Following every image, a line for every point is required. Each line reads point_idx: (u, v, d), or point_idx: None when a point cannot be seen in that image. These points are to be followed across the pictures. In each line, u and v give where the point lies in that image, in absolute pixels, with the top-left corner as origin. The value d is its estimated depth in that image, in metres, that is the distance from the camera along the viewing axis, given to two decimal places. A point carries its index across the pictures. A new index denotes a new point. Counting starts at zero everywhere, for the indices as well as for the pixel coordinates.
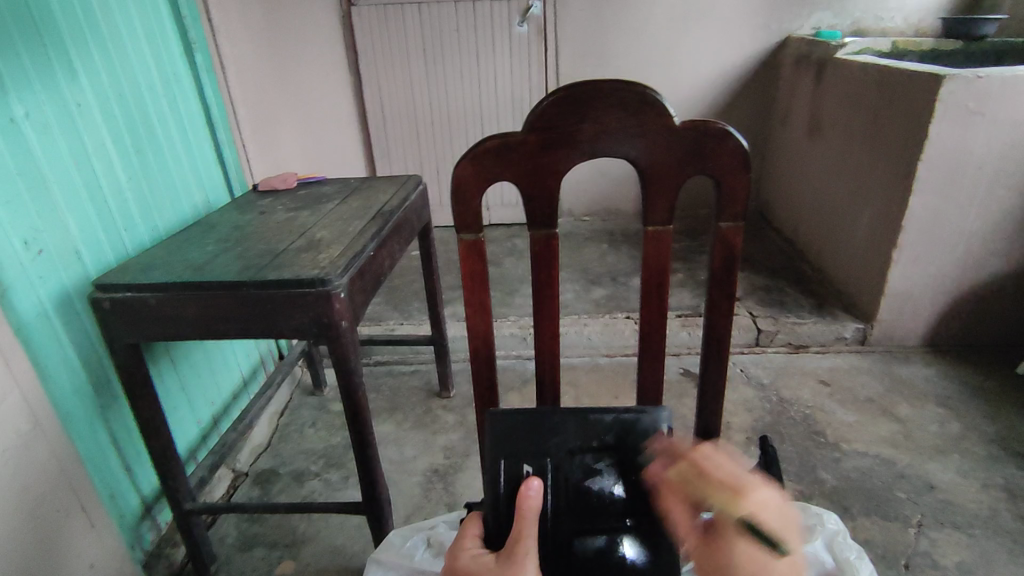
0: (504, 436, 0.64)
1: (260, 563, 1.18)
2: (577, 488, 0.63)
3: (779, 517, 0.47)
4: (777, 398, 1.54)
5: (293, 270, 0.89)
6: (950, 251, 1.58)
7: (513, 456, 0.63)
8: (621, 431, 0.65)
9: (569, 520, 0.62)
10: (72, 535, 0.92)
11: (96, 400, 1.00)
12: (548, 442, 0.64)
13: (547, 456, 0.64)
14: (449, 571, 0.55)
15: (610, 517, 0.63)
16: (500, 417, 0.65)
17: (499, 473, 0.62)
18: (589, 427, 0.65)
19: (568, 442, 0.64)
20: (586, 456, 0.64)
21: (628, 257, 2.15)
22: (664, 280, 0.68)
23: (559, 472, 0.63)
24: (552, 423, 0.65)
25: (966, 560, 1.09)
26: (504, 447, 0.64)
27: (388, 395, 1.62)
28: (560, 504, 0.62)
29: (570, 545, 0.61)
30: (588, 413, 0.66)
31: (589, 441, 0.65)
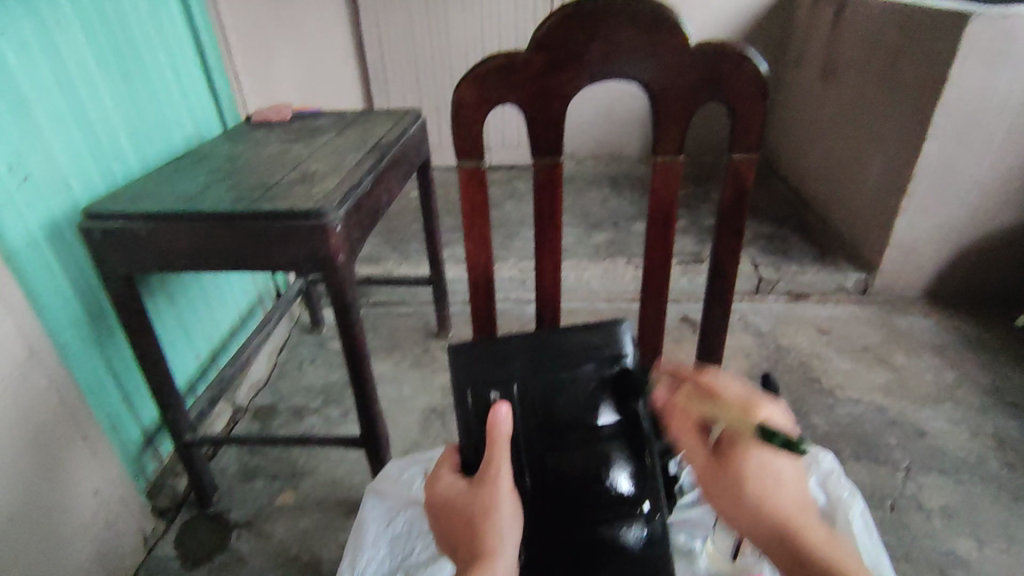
0: (467, 365, 0.64)
1: (261, 493, 1.20)
2: (543, 406, 0.63)
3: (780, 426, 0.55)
4: (775, 345, 1.55)
5: (288, 202, 0.86)
6: (959, 201, 1.55)
7: (478, 384, 0.63)
8: (584, 349, 0.64)
9: (539, 438, 0.63)
10: (74, 463, 0.93)
11: (93, 331, 1.00)
12: (512, 366, 0.64)
13: (511, 379, 0.63)
14: (428, 499, 0.57)
15: (579, 431, 0.64)
16: (462, 350, 0.64)
17: (468, 404, 0.63)
18: (551, 346, 0.64)
19: (533, 363, 0.64)
20: (551, 376, 0.64)
21: (631, 202, 2.12)
22: (670, 215, 0.66)
23: (525, 393, 0.63)
24: (513, 347, 0.64)
25: (950, 503, 1.12)
26: (468, 376, 0.63)
27: (386, 334, 1.62)
28: (529, 424, 0.63)
29: (544, 460, 0.63)
30: (549, 334, 0.65)
31: (553, 360, 0.64)
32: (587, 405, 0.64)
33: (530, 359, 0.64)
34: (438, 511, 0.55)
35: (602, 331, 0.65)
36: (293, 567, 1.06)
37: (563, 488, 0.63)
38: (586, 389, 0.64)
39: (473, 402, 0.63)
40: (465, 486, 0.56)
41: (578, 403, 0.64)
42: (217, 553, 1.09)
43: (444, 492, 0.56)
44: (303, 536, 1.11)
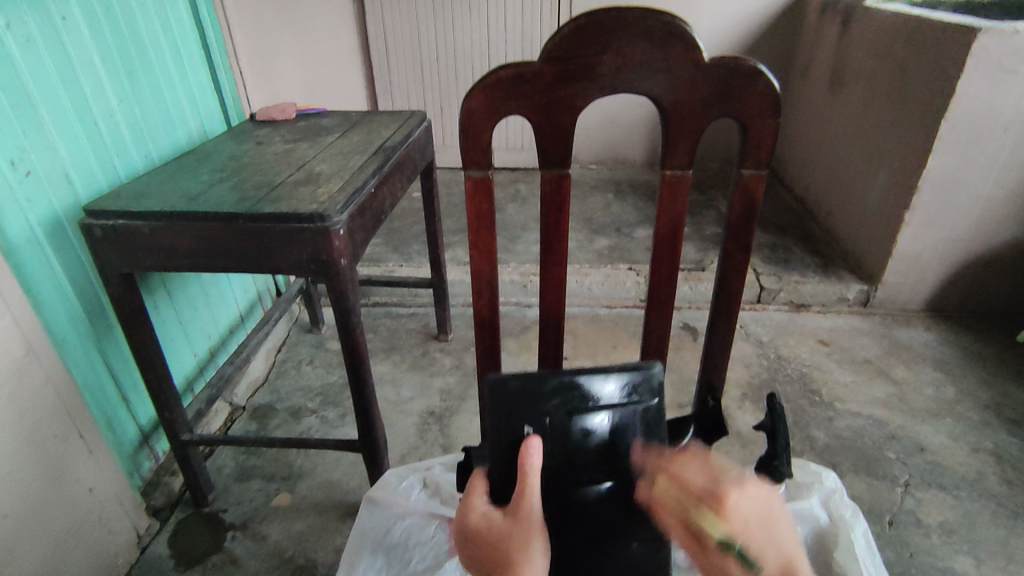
0: (501, 399, 0.61)
1: (257, 494, 1.20)
2: (573, 445, 0.62)
3: (757, 515, 0.52)
4: (775, 355, 1.55)
5: (291, 204, 0.86)
6: (963, 215, 1.55)
7: (512, 419, 0.61)
8: (617, 389, 0.63)
9: (567, 472, 0.63)
10: (70, 461, 0.93)
11: (91, 328, 0.99)
12: (546, 404, 0.61)
13: (546, 417, 0.61)
14: (460, 527, 0.56)
15: (606, 468, 0.64)
16: (499, 383, 0.61)
17: (501, 437, 0.61)
18: (586, 386, 0.62)
19: (568, 403, 0.62)
20: (584, 416, 0.62)
21: (634, 208, 2.11)
22: (678, 229, 0.65)
23: (558, 431, 0.62)
24: (549, 384, 0.62)
25: (949, 520, 1.11)
26: (501, 410, 0.61)
27: (386, 335, 1.61)
28: (558, 459, 0.62)
29: (569, 493, 0.63)
30: (586, 372, 0.63)
31: (589, 402, 0.62)
32: (616, 445, 0.63)
33: (568, 402, 0.61)
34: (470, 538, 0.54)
35: (637, 371, 0.64)
36: (287, 571, 1.05)
37: (588, 525, 0.63)
38: (617, 429, 0.63)
39: (504, 435, 0.61)
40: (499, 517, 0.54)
41: (608, 442, 0.63)
42: (210, 554, 1.08)
43: (477, 522, 0.55)
44: (298, 539, 1.11)
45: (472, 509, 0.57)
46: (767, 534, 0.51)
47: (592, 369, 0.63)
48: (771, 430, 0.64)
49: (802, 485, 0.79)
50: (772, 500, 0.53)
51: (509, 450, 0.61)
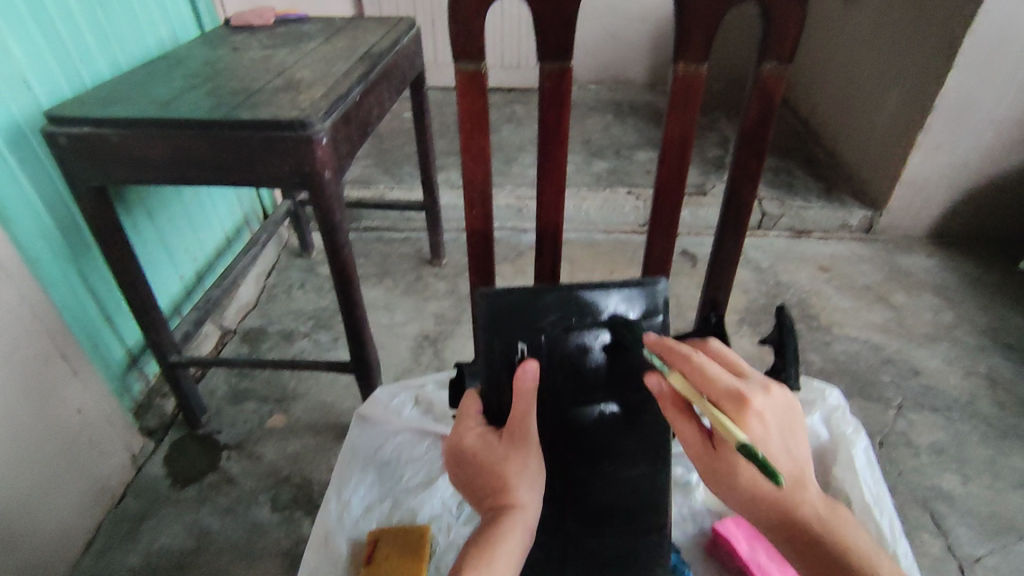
0: (497, 316, 0.58)
1: (251, 416, 1.19)
2: (573, 362, 0.60)
3: (780, 421, 0.49)
4: (774, 281, 1.52)
5: (270, 110, 0.80)
6: (977, 137, 1.48)
7: (508, 335, 0.58)
8: (620, 305, 0.60)
9: (565, 390, 0.61)
10: (56, 382, 0.91)
11: (68, 247, 0.95)
12: (544, 320, 0.59)
13: (543, 333, 0.59)
14: (453, 451, 0.52)
15: (606, 387, 0.61)
16: (493, 298, 0.58)
17: (497, 356, 0.58)
18: (587, 302, 0.60)
19: (567, 320, 0.59)
20: (584, 333, 0.60)
21: (635, 131, 2.03)
22: (687, 136, 0.60)
23: (556, 349, 0.59)
24: (547, 300, 0.59)
25: (939, 440, 1.12)
26: (497, 326, 0.58)
27: (378, 260, 1.58)
28: (556, 377, 0.60)
29: (566, 411, 0.61)
30: (586, 288, 0.60)
31: (589, 317, 0.60)
32: (617, 363, 0.61)
33: (566, 316, 0.59)
34: (464, 464, 0.51)
35: (640, 286, 0.61)
36: (284, 488, 1.06)
37: (583, 440, 0.62)
38: (619, 346, 0.61)
39: (499, 353, 0.58)
40: (491, 440, 0.51)
41: (609, 359, 0.61)
42: (207, 473, 1.09)
43: (471, 447, 0.51)
44: (294, 458, 1.11)
45: (466, 433, 0.52)
46: (788, 445, 0.49)
47: (593, 285, 0.60)
48: (779, 343, 0.62)
49: (804, 403, 0.81)
50: (791, 407, 0.50)
51: (505, 368, 0.58)
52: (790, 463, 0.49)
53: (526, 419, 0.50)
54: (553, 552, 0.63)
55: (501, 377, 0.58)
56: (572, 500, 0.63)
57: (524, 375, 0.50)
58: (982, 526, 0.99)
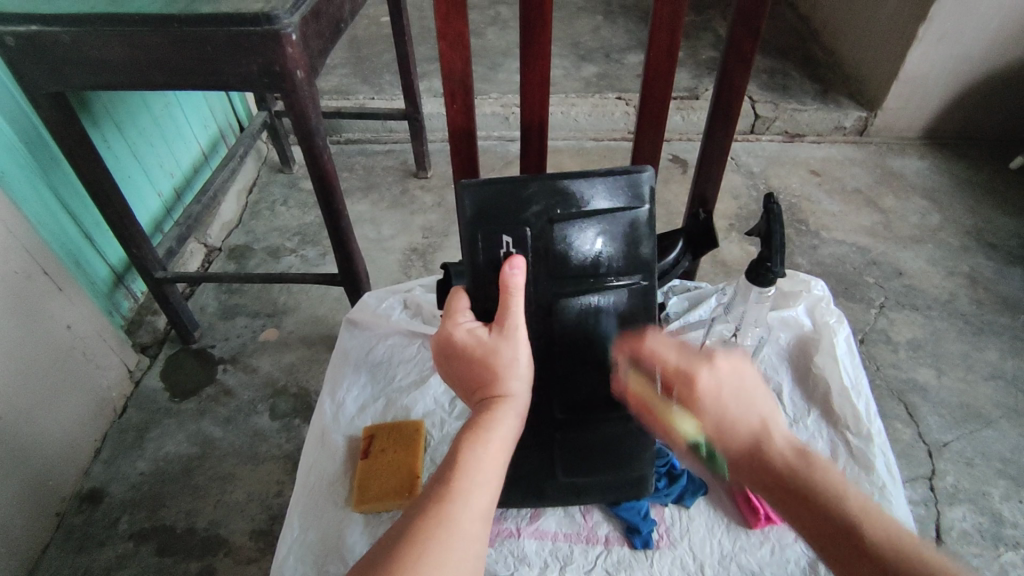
0: (480, 207, 0.58)
1: (243, 330, 1.20)
2: (556, 254, 0.61)
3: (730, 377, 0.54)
4: (765, 187, 1.50)
5: (233, 3, 0.74)
6: (982, 27, 1.43)
7: (492, 227, 0.59)
8: (602, 195, 0.61)
9: (548, 281, 0.61)
10: (41, 299, 0.89)
11: (35, 161, 0.92)
12: (527, 211, 0.59)
13: (527, 223, 0.59)
14: (442, 347, 0.52)
15: (591, 279, 0.62)
16: (476, 188, 0.58)
17: (480, 250, 0.59)
18: (570, 192, 0.59)
19: (551, 211, 0.59)
20: (568, 225, 0.60)
21: (625, 31, 1.93)
22: (678, 14, 0.58)
23: (540, 239, 0.60)
24: (530, 190, 0.59)
25: (917, 336, 1.16)
26: (480, 219, 0.58)
27: (362, 173, 1.54)
28: (540, 269, 0.61)
29: (551, 304, 0.62)
30: (567, 178, 0.60)
31: (571, 206, 0.60)
32: (599, 252, 0.61)
33: (549, 207, 0.59)
34: (455, 359, 0.51)
35: (624, 175, 0.61)
36: (282, 398, 1.09)
37: (569, 332, 0.63)
38: (602, 235, 0.61)
39: (483, 246, 0.59)
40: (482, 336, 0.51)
41: (592, 249, 0.61)
42: (204, 386, 1.11)
43: (461, 342, 0.51)
44: (289, 370, 1.13)
45: (456, 327, 0.52)
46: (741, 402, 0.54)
47: (577, 175, 0.60)
48: (766, 233, 0.61)
49: (789, 295, 0.83)
50: (741, 369, 0.54)
51: (489, 261, 0.59)
52: (743, 419, 0.53)
53: (514, 314, 0.50)
54: (538, 441, 0.67)
55: (486, 269, 0.59)
56: (559, 389, 0.65)
57: (512, 271, 0.50)
58: (951, 414, 1.04)
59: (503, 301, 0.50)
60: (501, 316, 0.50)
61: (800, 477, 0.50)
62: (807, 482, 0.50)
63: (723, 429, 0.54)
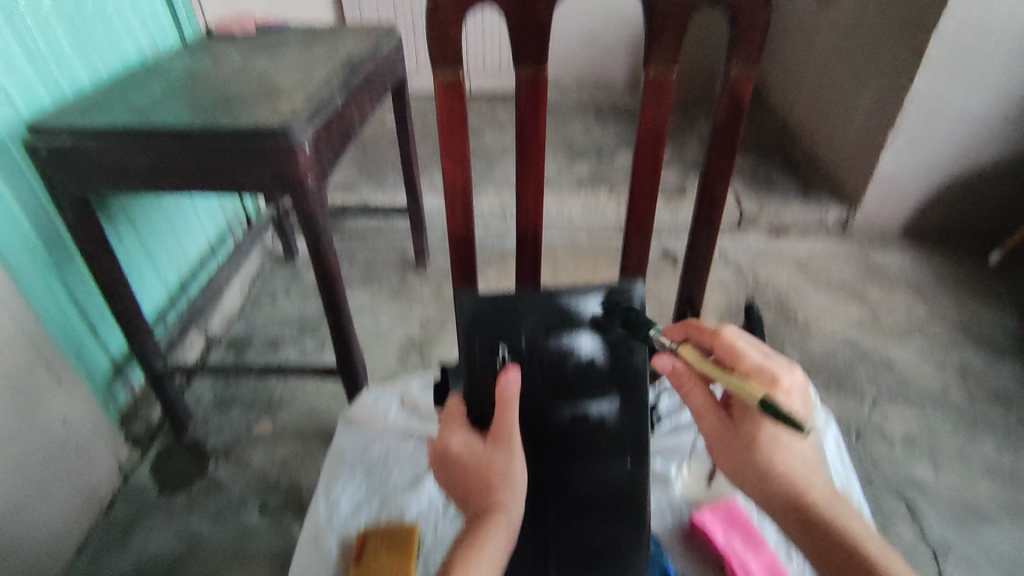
0: (477, 319, 0.59)
1: (237, 423, 1.20)
2: (550, 365, 0.61)
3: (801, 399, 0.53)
4: (753, 280, 1.55)
5: (252, 118, 0.81)
6: (948, 135, 1.53)
7: (489, 338, 0.60)
8: (598, 306, 0.61)
9: (541, 391, 0.62)
10: (40, 392, 0.90)
11: (51, 257, 0.95)
12: (521, 325, 0.60)
13: (521, 336, 0.60)
14: (438, 456, 0.54)
15: (586, 389, 0.62)
16: (473, 301, 0.59)
17: (476, 360, 0.59)
18: (564, 305, 0.60)
19: (546, 323, 0.60)
20: (563, 335, 0.61)
21: (615, 133, 2.06)
22: (660, 133, 0.62)
23: (534, 352, 0.60)
24: (524, 304, 0.60)
25: (912, 431, 1.16)
26: (477, 330, 0.59)
27: (363, 265, 1.58)
28: (533, 379, 0.61)
29: (545, 412, 0.63)
30: (562, 293, 0.61)
31: (566, 320, 0.61)
32: (591, 363, 0.62)
33: (544, 319, 0.60)
34: (452, 469, 0.52)
35: (619, 288, 0.61)
36: (273, 494, 1.07)
37: (564, 440, 0.63)
38: (597, 345, 0.62)
39: (479, 355, 0.60)
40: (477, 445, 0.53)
41: (588, 361, 0.62)
42: (194, 480, 1.09)
43: (458, 452, 0.53)
44: (281, 464, 1.12)
45: (453, 436, 0.54)
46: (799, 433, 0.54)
47: (572, 288, 0.61)
48: (747, 330, 0.65)
49: None
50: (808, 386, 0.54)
51: (484, 372, 0.60)
52: (797, 446, 0.54)
53: (510, 424, 0.52)
54: (533, 549, 0.65)
55: (480, 380, 0.60)
56: (555, 496, 0.64)
57: (509, 381, 0.52)
58: (953, 512, 1.03)
59: (499, 411, 0.52)
60: (497, 424, 0.52)
61: (828, 511, 0.53)
62: (831, 517, 0.53)
63: (777, 455, 0.53)
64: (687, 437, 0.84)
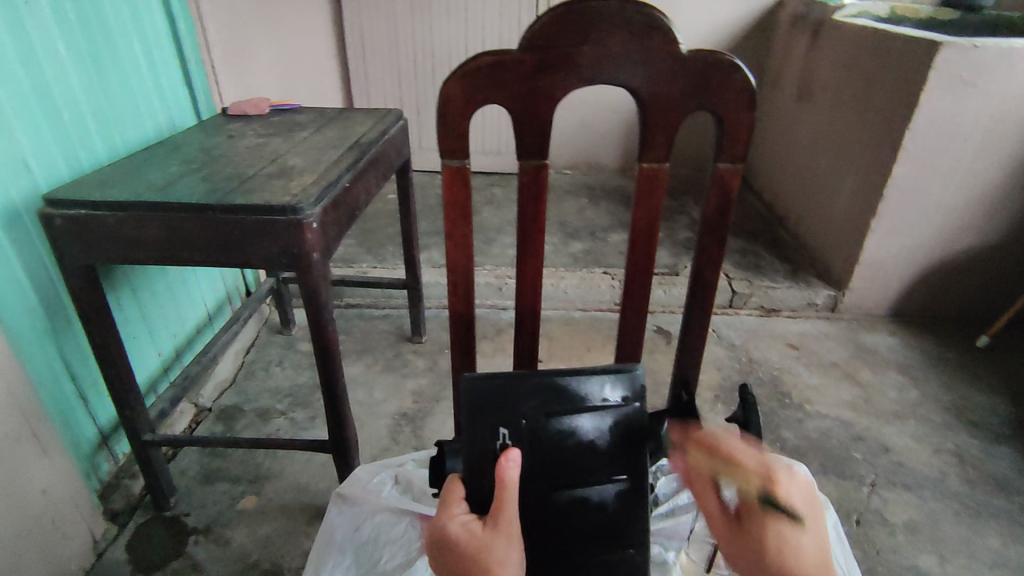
0: (478, 401, 0.59)
1: (221, 497, 1.16)
2: (552, 446, 0.60)
3: (807, 503, 0.43)
4: (746, 358, 1.57)
5: (263, 195, 0.84)
6: (927, 223, 1.59)
7: (489, 421, 0.59)
8: (596, 389, 0.62)
9: (542, 473, 0.61)
10: (23, 463, 0.88)
11: (50, 323, 0.96)
12: (523, 405, 0.60)
13: (523, 417, 0.60)
14: (435, 542, 0.51)
15: (587, 472, 0.62)
16: (475, 383, 0.60)
17: (478, 442, 0.59)
18: (564, 388, 0.61)
19: (547, 405, 0.60)
20: (563, 418, 0.61)
21: (609, 213, 2.13)
22: (654, 222, 0.65)
23: (535, 433, 0.60)
24: (526, 386, 0.61)
25: (912, 518, 1.14)
26: (478, 412, 0.59)
27: (359, 336, 1.59)
28: (535, 462, 0.60)
29: (547, 496, 0.61)
30: (563, 374, 0.61)
31: (567, 402, 0.61)
32: (593, 444, 0.62)
33: (545, 402, 0.60)
34: (450, 557, 0.50)
35: (618, 371, 0.63)
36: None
37: (566, 525, 0.62)
38: (597, 427, 0.62)
39: (480, 438, 0.59)
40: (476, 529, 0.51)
41: (589, 442, 0.61)
42: (171, 558, 1.04)
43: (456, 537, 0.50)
44: (264, 543, 1.07)
45: (451, 520, 0.52)
46: (813, 527, 0.42)
47: (571, 371, 0.62)
48: (744, 421, 0.64)
49: None
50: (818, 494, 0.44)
51: (486, 453, 0.59)
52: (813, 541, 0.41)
53: (509, 508, 0.51)
54: None
55: (482, 461, 0.59)
56: None
57: (509, 464, 0.51)
58: None
59: (498, 495, 0.51)
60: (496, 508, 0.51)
61: None
62: None
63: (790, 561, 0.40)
64: (685, 519, 0.82)
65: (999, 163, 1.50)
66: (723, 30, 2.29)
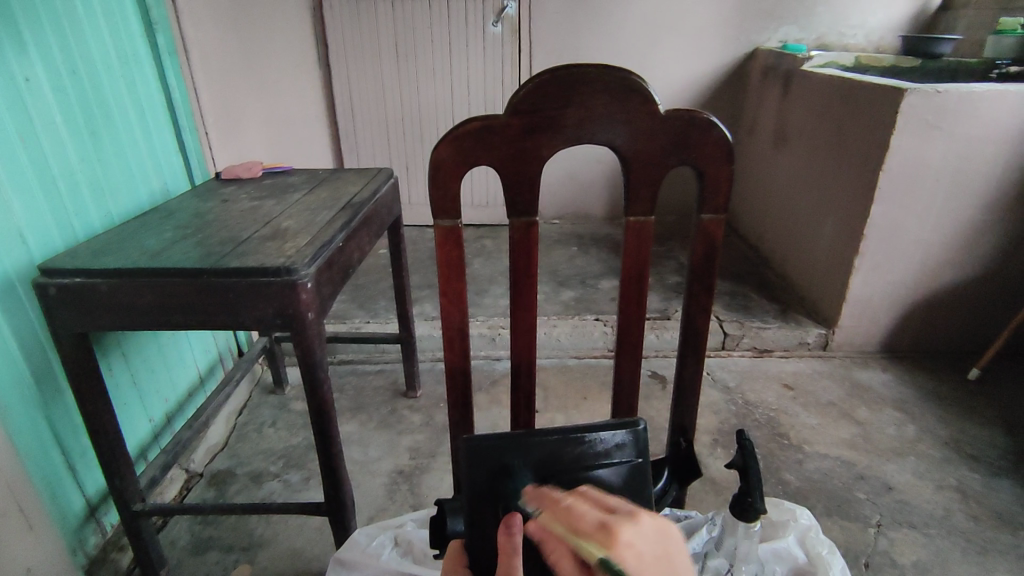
0: (480, 464, 0.55)
1: (214, 568, 1.12)
2: None
3: None
4: (742, 401, 1.56)
5: (257, 258, 0.85)
6: (908, 260, 1.63)
7: (492, 484, 0.55)
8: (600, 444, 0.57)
9: None
10: (7, 540, 0.85)
11: (39, 392, 0.95)
12: (527, 466, 0.56)
13: (527, 478, 0.56)
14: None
15: None
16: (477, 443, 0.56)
17: (480, 506, 0.55)
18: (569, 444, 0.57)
19: (552, 465, 0.56)
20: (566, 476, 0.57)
21: (598, 260, 2.16)
22: (643, 272, 0.67)
23: None
24: (528, 447, 0.56)
25: (922, 559, 1.11)
26: (480, 475, 0.55)
27: (353, 394, 1.58)
28: None
29: None
30: (563, 431, 0.57)
31: (582, 461, 0.56)
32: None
33: (549, 461, 0.56)
34: None
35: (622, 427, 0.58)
36: None
37: None
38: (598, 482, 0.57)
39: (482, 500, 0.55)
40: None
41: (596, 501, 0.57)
42: None
43: None
44: None
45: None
46: None
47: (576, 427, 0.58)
48: (743, 468, 0.64)
49: (778, 524, 0.81)
50: None
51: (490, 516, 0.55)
52: None
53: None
54: None
55: (485, 525, 0.55)
56: None
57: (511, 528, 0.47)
58: None
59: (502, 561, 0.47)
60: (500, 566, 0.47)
61: None
62: None
63: None
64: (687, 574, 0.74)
65: (974, 198, 1.55)
66: (698, 83, 2.40)
